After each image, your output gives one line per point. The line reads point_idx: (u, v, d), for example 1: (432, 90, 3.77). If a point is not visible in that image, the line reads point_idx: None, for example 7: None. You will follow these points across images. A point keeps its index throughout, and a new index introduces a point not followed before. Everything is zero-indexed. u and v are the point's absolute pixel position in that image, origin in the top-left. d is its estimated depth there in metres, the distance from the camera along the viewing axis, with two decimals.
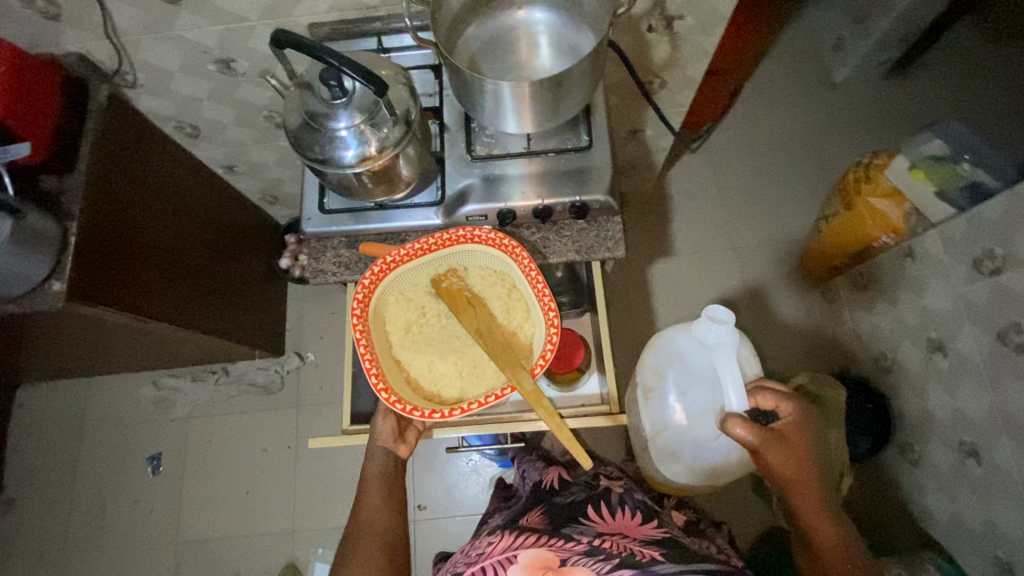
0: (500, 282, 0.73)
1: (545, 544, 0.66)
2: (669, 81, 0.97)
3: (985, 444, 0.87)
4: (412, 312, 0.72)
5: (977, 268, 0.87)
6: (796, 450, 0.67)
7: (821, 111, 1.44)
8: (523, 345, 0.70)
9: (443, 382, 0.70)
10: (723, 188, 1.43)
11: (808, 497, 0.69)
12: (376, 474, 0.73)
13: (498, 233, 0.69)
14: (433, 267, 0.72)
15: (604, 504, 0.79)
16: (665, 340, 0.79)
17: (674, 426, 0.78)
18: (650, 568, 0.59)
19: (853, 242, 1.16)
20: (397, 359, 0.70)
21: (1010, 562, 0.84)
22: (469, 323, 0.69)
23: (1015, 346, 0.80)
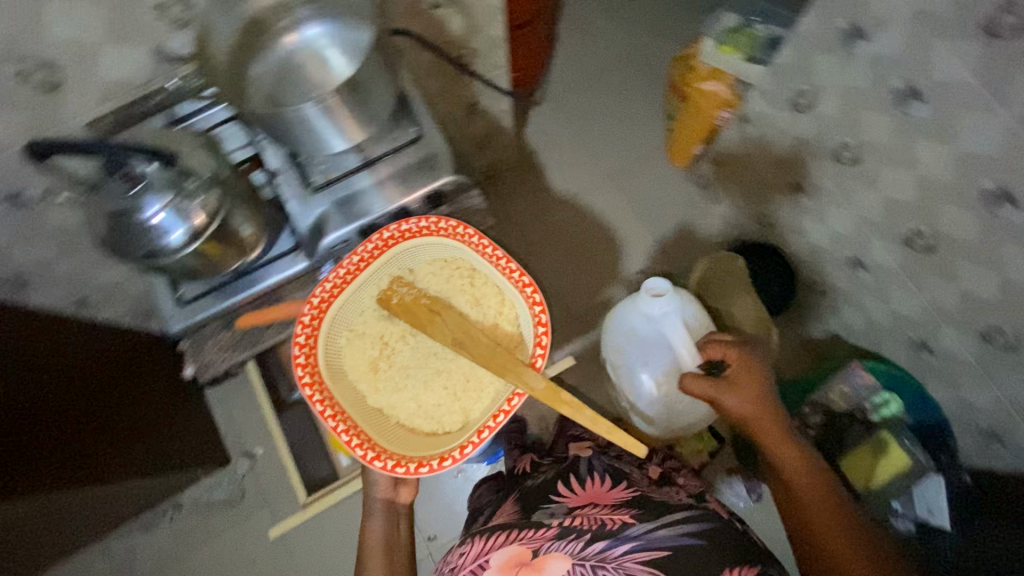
0: (456, 271, 0.73)
1: (516, 538, 0.76)
2: (478, 48, 0.99)
3: (864, 252, 0.98)
4: (372, 347, 0.72)
5: (795, 108, 0.96)
6: (751, 392, 0.74)
7: (632, 27, 1.51)
8: (510, 335, 0.72)
9: (440, 415, 0.71)
10: (577, 125, 1.48)
11: (773, 436, 0.73)
12: (380, 535, 0.82)
13: (427, 221, 0.70)
14: (372, 286, 0.72)
15: (574, 476, 0.89)
16: (620, 322, 1.02)
17: (648, 386, 1.00)
18: (623, 534, 0.72)
19: (700, 130, 1.27)
20: (378, 407, 0.70)
21: (923, 338, 0.95)
22: (442, 333, 0.71)
23: (849, 160, 0.90)
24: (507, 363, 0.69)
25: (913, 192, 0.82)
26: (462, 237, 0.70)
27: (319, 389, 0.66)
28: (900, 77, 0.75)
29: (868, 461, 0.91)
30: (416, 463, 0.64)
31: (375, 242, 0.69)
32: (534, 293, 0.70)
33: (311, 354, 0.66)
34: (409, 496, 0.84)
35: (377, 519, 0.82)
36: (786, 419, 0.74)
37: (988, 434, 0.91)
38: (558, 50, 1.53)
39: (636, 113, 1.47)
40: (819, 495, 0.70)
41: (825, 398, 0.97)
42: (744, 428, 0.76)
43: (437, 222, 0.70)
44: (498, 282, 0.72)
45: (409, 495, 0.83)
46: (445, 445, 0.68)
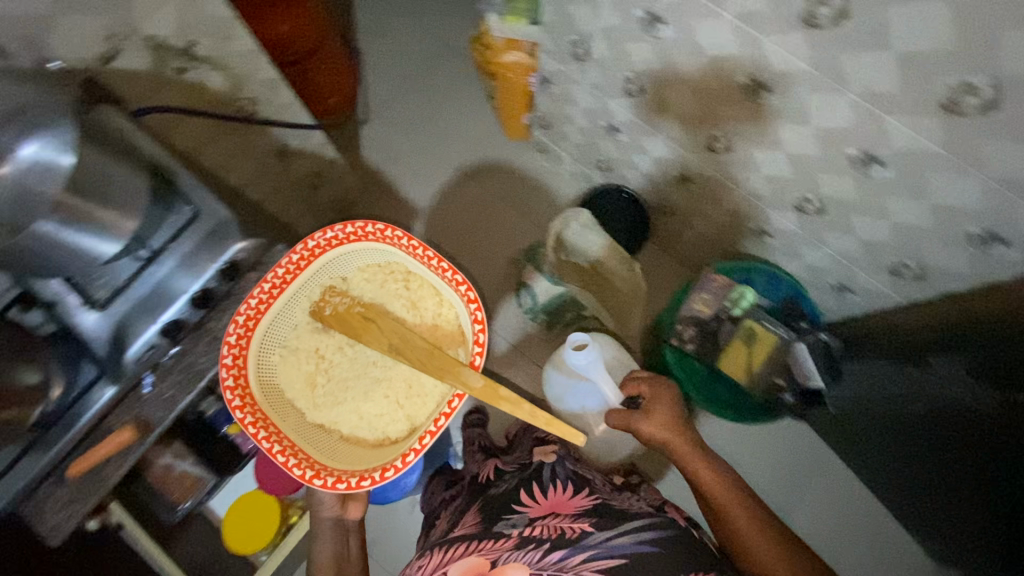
0: (389, 275, 0.77)
1: (476, 548, 0.76)
2: (254, 94, 0.94)
3: (685, 167, 1.03)
4: (308, 362, 0.75)
5: (578, 58, 0.99)
6: (663, 420, 0.84)
7: (424, 22, 1.51)
8: (445, 330, 0.77)
9: (382, 424, 0.74)
10: (408, 132, 1.46)
11: (689, 458, 0.81)
12: (330, 552, 0.80)
13: (354, 227, 0.72)
14: (302, 299, 0.73)
15: (536, 485, 0.88)
16: (556, 368, 1.08)
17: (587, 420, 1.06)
18: (581, 544, 0.71)
19: (517, 97, 1.28)
20: (319, 421, 0.73)
21: (760, 226, 1.02)
22: (377, 338, 0.75)
23: (637, 91, 0.94)
24: (445, 364, 0.73)
25: (695, 103, 0.87)
26: (392, 238, 0.73)
27: (252, 411, 0.66)
28: (640, 7, 0.79)
29: (743, 354, 0.95)
30: (359, 477, 0.66)
31: (301, 252, 0.70)
32: (468, 291, 0.73)
33: (241, 378, 0.66)
34: (358, 510, 0.82)
35: (325, 539, 0.81)
36: (699, 440, 0.83)
37: (838, 287, 1.00)
38: (366, 67, 1.50)
39: (461, 102, 1.47)
40: (737, 504, 0.77)
41: (692, 309, 0.99)
42: (666, 455, 0.85)
43: (364, 225, 0.72)
44: (433, 282, 0.76)
45: (359, 509, 0.82)
46: (389, 453, 0.70)
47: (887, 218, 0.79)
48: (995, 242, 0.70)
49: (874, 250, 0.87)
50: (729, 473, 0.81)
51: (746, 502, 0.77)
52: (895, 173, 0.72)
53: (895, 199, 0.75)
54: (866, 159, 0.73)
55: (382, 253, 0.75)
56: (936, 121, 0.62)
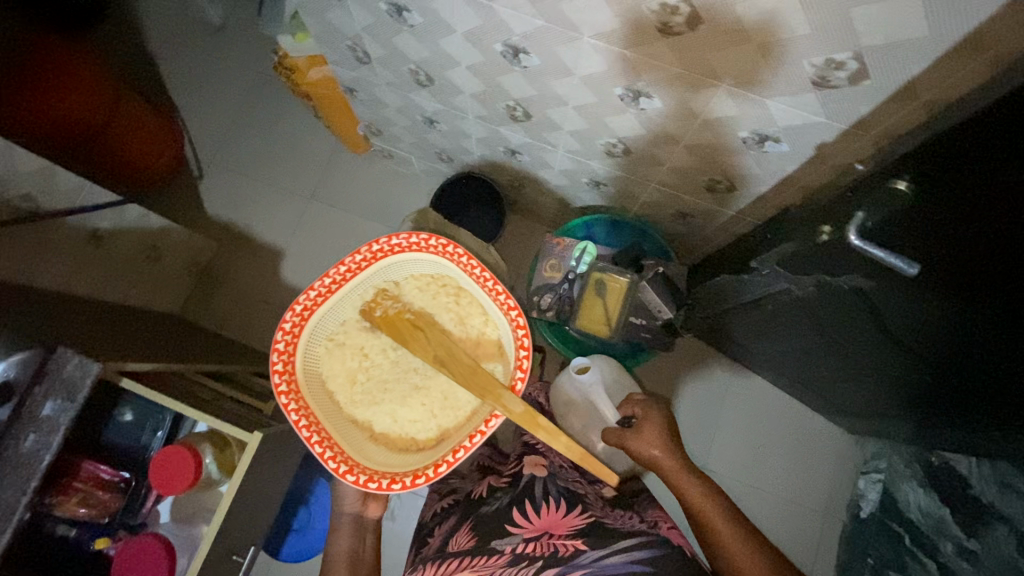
0: (440, 288, 0.74)
1: (468, 565, 0.75)
2: (25, 189, 0.88)
3: (504, 140, 1.03)
4: (352, 359, 0.72)
5: (363, 62, 0.97)
6: (653, 437, 0.83)
7: (233, 57, 1.45)
8: (490, 350, 0.73)
9: (414, 431, 0.71)
10: (249, 173, 1.40)
11: (678, 476, 0.78)
12: (347, 545, 0.79)
13: (422, 235, 0.71)
14: (355, 296, 0.73)
15: (530, 503, 0.86)
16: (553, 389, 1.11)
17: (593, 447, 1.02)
18: (574, 563, 0.68)
19: (339, 110, 1.24)
20: (353, 418, 0.71)
21: (591, 178, 1.03)
22: (421, 346, 0.72)
23: (425, 80, 0.93)
24: (487, 384, 0.69)
25: (477, 80, 0.86)
26: (451, 255, 0.71)
27: (295, 398, 0.66)
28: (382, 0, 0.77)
29: (599, 306, 0.99)
30: (389, 479, 0.63)
31: (364, 254, 0.70)
32: (517, 316, 0.70)
33: (289, 365, 0.67)
34: (380, 508, 0.82)
35: (343, 534, 0.80)
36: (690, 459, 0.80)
37: (679, 215, 1.02)
38: (184, 118, 1.42)
39: (294, 128, 1.41)
40: (723, 524, 0.72)
41: (544, 281, 1.03)
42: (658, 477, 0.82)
43: (429, 238, 0.71)
44: (485, 303, 0.73)
45: (378, 508, 0.82)
46: (418, 459, 0.68)
47: (678, 143, 0.81)
48: (766, 140, 0.72)
49: (686, 174, 0.89)
50: (722, 493, 0.76)
51: (734, 520, 0.72)
52: (663, 100, 0.73)
53: (673, 123, 0.77)
54: (633, 95, 0.74)
55: (436, 266, 0.73)
56: (663, 45, 0.63)
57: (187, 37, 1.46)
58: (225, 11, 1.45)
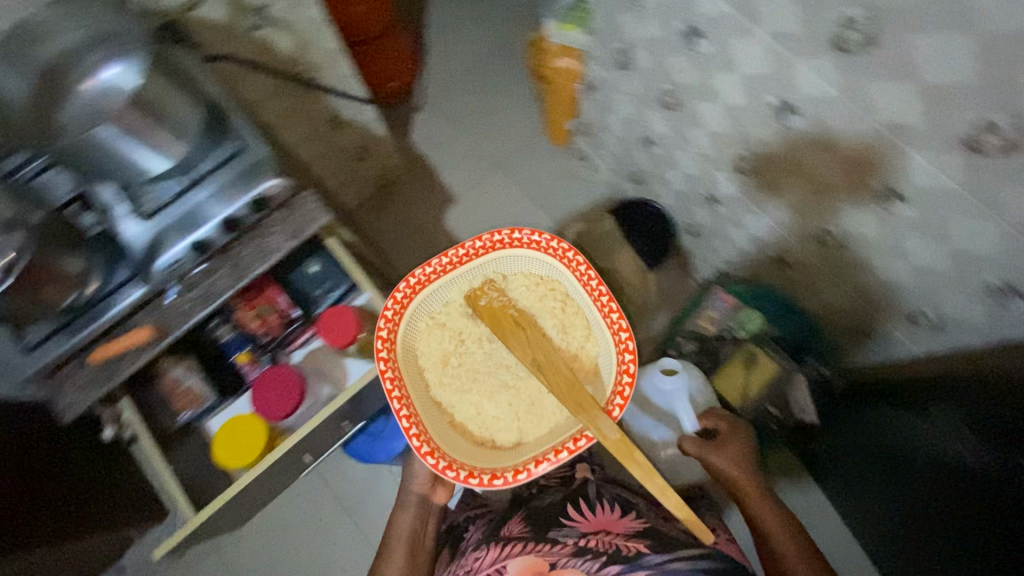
0: (548, 291, 0.79)
1: (533, 549, 0.77)
2: (316, 63, 1.02)
3: (712, 186, 1.04)
4: (449, 340, 0.78)
5: (621, 68, 1.03)
6: (734, 454, 0.78)
7: (491, 24, 1.59)
8: (586, 366, 0.76)
9: (493, 428, 0.76)
10: (456, 122, 1.53)
11: (752, 495, 0.75)
12: (409, 525, 0.85)
13: (540, 238, 0.77)
14: (464, 282, 0.79)
15: (583, 501, 0.87)
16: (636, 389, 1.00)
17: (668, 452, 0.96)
18: (640, 562, 0.71)
19: (563, 102, 1.32)
20: (437, 395, 0.77)
21: (779, 255, 1.01)
22: (518, 342, 0.77)
23: (673, 104, 0.96)
24: (584, 403, 0.70)
25: (726, 122, 0.88)
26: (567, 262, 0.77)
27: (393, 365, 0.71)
28: (680, 20, 0.82)
29: (741, 374, 0.96)
30: (467, 473, 0.67)
31: (484, 242, 0.77)
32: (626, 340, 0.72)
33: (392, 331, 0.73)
34: (444, 497, 0.88)
35: (408, 513, 0.86)
36: (765, 483, 0.76)
37: (856, 330, 0.97)
38: (427, 56, 1.59)
39: (511, 101, 1.53)
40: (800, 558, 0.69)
41: (694, 324, 1.02)
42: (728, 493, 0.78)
43: (550, 239, 0.76)
44: (590, 316, 0.77)
45: (445, 497, 0.88)
46: (491, 460, 0.72)
47: (906, 259, 0.78)
48: (1013, 297, 0.67)
49: (891, 292, 0.84)
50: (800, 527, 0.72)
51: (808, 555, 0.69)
52: (914, 211, 0.70)
53: (912, 238, 0.74)
54: (887, 195, 0.72)
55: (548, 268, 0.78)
56: (959, 161, 0.61)
57: None
58: None
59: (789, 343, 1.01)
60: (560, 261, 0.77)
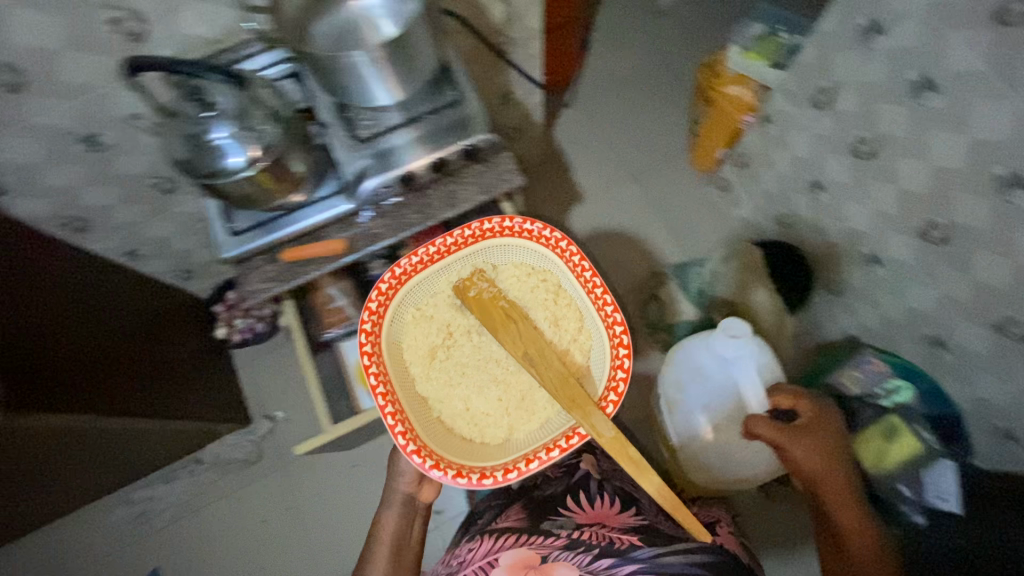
0: (540, 282, 0.79)
1: (524, 543, 0.78)
2: (516, 38, 1.05)
3: (880, 247, 1.00)
4: (437, 334, 0.79)
5: (815, 106, 1.00)
6: (822, 443, 0.81)
7: (660, 40, 1.59)
8: (575, 364, 0.76)
9: (483, 423, 0.76)
10: (603, 126, 1.54)
11: (831, 483, 0.79)
12: (396, 526, 0.83)
13: (531, 225, 0.76)
14: (453, 271, 0.79)
15: (583, 495, 0.90)
16: (688, 358, 1.06)
17: (702, 432, 1.04)
18: (630, 555, 0.72)
19: (723, 131, 1.30)
20: (424, 389, 0.76)
21: (938, 335, 0.96)
22: (510, 337, 0.75)
23: (866, 154, 0.93)
24: (577, 399, 0.70)
25: (927, 185, 0.84)
26: (558, 250, 0.76)
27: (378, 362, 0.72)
28: (916, 69, 0.79)
29: (879, 442, 0.94)
30: (456, 471, 0.67)
31: (472, 231, 0.76)
32: (620, 335, 0.72)
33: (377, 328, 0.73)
34: (431, 494, 0.85)
35: (393, 511, 0.84)
36: (848, 475, 0.80)
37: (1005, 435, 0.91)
38: (590, 56, 1.61)
39: (663, 118, 1.52)
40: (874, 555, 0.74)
41: (834, 381, 1.02)
42: (803, 478, 0.82)
43: (543, 229, 0.76)
44: (581, 308, 0.77)
45: (430, 495, 0.85)
46: (480, 457, 0.72)
47: None
48: None
49: None
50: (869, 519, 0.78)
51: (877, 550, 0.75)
52: None
53: None
54: None
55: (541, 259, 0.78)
56: None
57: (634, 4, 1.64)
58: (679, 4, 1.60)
59: (937, 428, 0.96)
60: (551, 251, 0.77)
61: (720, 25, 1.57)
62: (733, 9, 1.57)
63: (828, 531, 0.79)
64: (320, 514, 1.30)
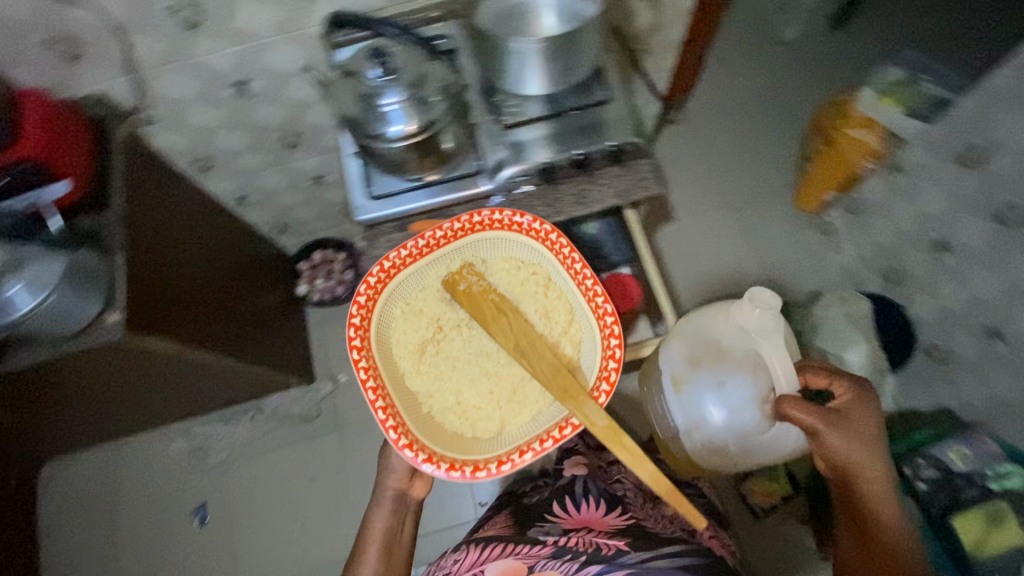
0: (530, 275, 0.74)
1: (512, 552, 0.74)
2: (654, 47, 1.03)
3: (1007, 322, 0.94)
4: (426, 327, 0.72)
5: (961, 164, 0.94)
6: (860, 432, 0.67)
7: (780, 70, 1.54)
8: (569, 357, 0.69)
9: (476, 418, 0.68)
10: (706, 148, 1.50)
11: (871, 479, 0.66)
12: (382, 527, 0.76)
13: (518, 217, 0.72)
14: (440, 266, 0.73)
15: (568, 498, 0.87)
16: (713, 332, 0.83)
17: (715, 416, 0.82)
18: (616, 561, 0.68)
19: (837, 173, 1.26)
20: (413, 382, 0.69)
21: None
22: (499, 328, 0.69)
23: (1015, 223, 0.87)
24: (571, 389, 0.64)
25: None
26: (549, 242, 0.72)
27: (365, 354, 0.65)
28: None
29: (981, 525, 0.84)
30: (448, 464, 0.61)
31: (462, 223, 0.72)
32: (613, 323, 0.67)
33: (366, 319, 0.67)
34: (421, 490, 0.79)
35: (383, 511, 0.77)
36: (888, 469, 0.67)
37: None
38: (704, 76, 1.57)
39: (770, 150, 1.47)
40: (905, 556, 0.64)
41: (938, 452, 0.93)
42: (835, 473, 0.68)
43: (531, 220, 0.72)
44: (573, 301, 0.71)
45: (423, 489, 0.78)
46: (472, 452, 0.65)
47: None
48: None
49: None
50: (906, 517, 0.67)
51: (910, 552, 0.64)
52: None
53: None
54: None
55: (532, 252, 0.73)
56: None
57: (757, 29, 1.59)
58: (805, 36, 1.55)
59: None
60: (543, 245, 0.72)
61: (846, 64, 1.50)
62: (863, 49, 1.51)
63: (853, 517, 0.69)
64: (365, 486, 1.30)
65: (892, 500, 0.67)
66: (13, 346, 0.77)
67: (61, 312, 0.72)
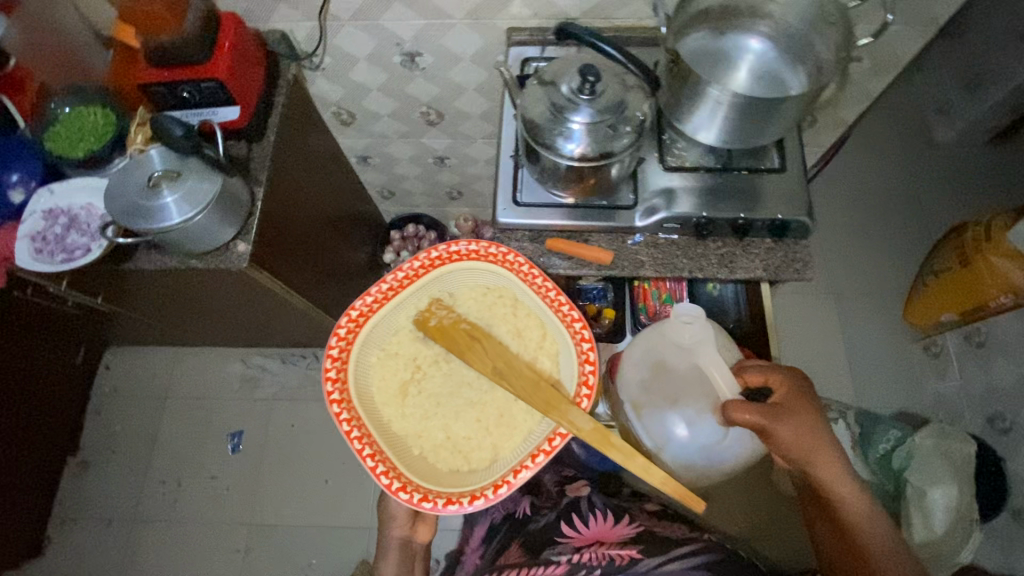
0: (497, 299, 0.73)
1: None
2: (820, 121, 0.98)
3: None
4: (404, 369, 0.71)
5: None
6: (804, 419, 0.65)
7: None
8: (547, 372, 0.70)
9: (468, 448, 0.69)
10: None
11: (825, 462, 0.64)
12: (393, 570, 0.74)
13: (480, 246, 0.73)
14: (409, 306, 0.73)
15: (575, 514, 0.80)
16: (649, 351, 0.78)
17: (675, 441, 0.74)
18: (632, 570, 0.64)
19: (962, 298, 1.12)
20: (402, 425, 0.69)
21: None
22: (471, 354, 0.69)
23: None
24: (553, 400, 0.66)
25: None
26: (514, 264, 0.72)
27: (348, 410, 0.65)
28: None
29: None
30: (445, 500, 0.61)
31: (422, 261, 0.72)
32: (582, 329, 0.68)
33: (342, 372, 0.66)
34: (427, 534, 0.77)
35: (389, 561, 0.75)
36: (839, 449, 0.65)
37: None
38: None
39: None
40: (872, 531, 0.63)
41: None
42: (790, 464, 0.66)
43: (488, 245, 0.72)
44: (541, 314, 0.72)
45: (426, 535, 0.77)
46: (469, 483, 0.65)
47: None
48: None
49: None
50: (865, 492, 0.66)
51: (877, 529, 0.63)
52: None
53: None
54: None
55: (498, 277, 0.73)
56: None
57: None
58: None
59: None
60: (505, 268, 0.72)
61: None
62: None
63: (820, 505, 0.67)
64: None
65: (848, 481, 0.65)
66: (141, 251, 0.80)
67: (200, 232, 0.74)
